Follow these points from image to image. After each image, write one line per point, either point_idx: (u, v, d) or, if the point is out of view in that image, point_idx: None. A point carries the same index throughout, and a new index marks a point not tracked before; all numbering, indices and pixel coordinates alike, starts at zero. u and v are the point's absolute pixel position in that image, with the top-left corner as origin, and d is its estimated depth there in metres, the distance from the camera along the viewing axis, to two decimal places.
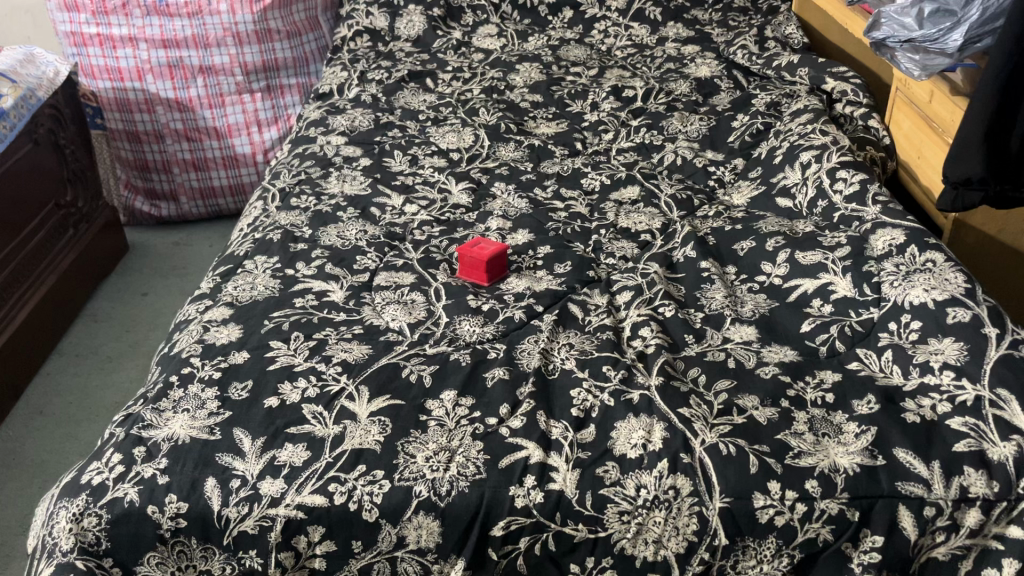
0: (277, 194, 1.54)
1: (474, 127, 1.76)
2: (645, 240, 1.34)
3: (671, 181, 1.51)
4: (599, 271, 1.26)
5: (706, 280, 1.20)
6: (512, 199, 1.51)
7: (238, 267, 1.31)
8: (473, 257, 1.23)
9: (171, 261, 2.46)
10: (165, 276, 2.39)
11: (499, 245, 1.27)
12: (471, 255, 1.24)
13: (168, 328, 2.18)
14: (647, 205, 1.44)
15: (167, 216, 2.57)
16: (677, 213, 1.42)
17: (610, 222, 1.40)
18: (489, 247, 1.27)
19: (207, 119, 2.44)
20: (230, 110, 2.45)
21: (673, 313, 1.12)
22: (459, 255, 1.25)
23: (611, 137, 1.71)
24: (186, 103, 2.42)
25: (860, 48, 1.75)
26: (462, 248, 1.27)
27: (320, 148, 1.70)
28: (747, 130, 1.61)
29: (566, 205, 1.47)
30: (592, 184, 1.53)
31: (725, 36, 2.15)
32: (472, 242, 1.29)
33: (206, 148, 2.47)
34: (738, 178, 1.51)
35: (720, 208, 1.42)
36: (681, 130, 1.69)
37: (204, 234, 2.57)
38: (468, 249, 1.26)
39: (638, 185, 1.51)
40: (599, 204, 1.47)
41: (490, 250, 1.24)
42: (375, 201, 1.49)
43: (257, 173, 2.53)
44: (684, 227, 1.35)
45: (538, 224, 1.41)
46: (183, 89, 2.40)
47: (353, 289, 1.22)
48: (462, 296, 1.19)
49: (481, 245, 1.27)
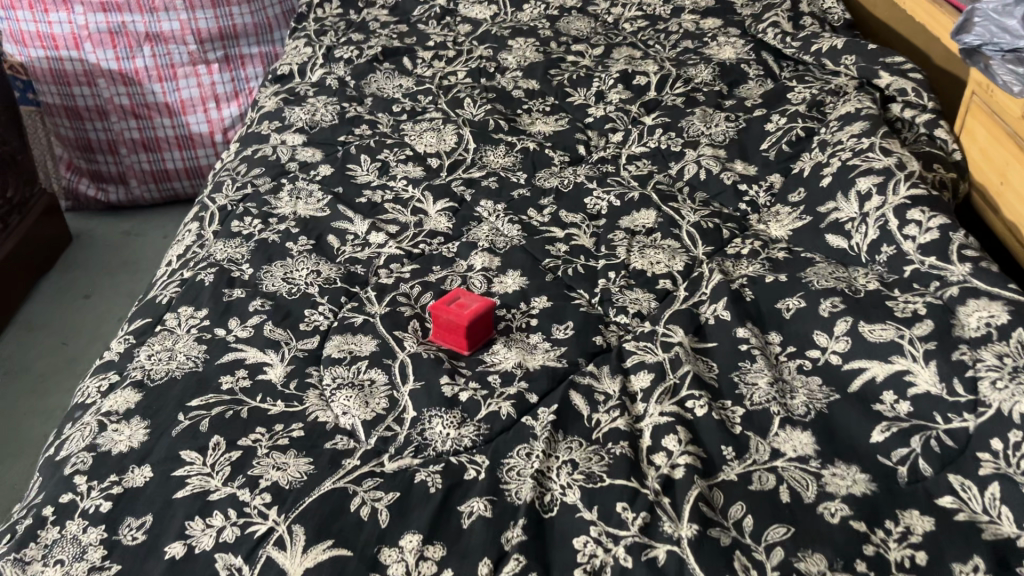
0: (216, 214, 1.27)
1: (458, 124, 1.48)
2: (664, 289, 1.08)
3: (694, 205, 1.25)
4: (608, 337, 1.00)
5: (744, 356, 0.95)
6: (502, 225, 1.24)
7: (158, 322, 1.05)
8: (452, 320, 0.98)
9: (119, 254, 2.17)
10: (111, 273, 2.11)
11: (486, 302, 1.02)
12: (451, 316, 0.98)
13: (111, 340, 1.91)
14: (666, 239, 1.18)
15: (114, 202, 2.28)
16: (702, 248, 1.16)
17: (620, 262, 1.14)
18: (473, 304, 1.01)
19: (158, 95, 2.16)
20: (183, 85, 2.17)
21: (706, 411, 0.87)
22: (433, 312, 1.00)
23: (620, 139, 1.44)
24: (132, 76, 2.12)
25: (924, 37, 1.48)
26: (439, 303, 1.01)
27: (273, 149, 1.42)
28: (785, 138, 1.34)
29: (567, 233, 1.21)
30: (598, 206, 1.26)
31: (751, 8, 1.85)
32: (451, 293, 1.04)
33: (157, 126, 2.19)
34: (775, 202, 1.24)
35: (756, 244, 1.15)
36: (705, 132, 1.42)
37: (158, 226, 2.28)
38: (447, 306, 1.00)
39: (654, 208, 1.24)
40: (606, 234, 1.20)
41: (476, 312, 0.98)
42: (334, 226, 1.22)
43: (216, 156, 2.26)
44: (714, 274, 1.09)
45: (533, 262, 1.15)
46: (127, 59, 2.10)
47: (299, 362, 0.97)
48: (435, 376, 0.93)
49: (462, 300, 1.02)
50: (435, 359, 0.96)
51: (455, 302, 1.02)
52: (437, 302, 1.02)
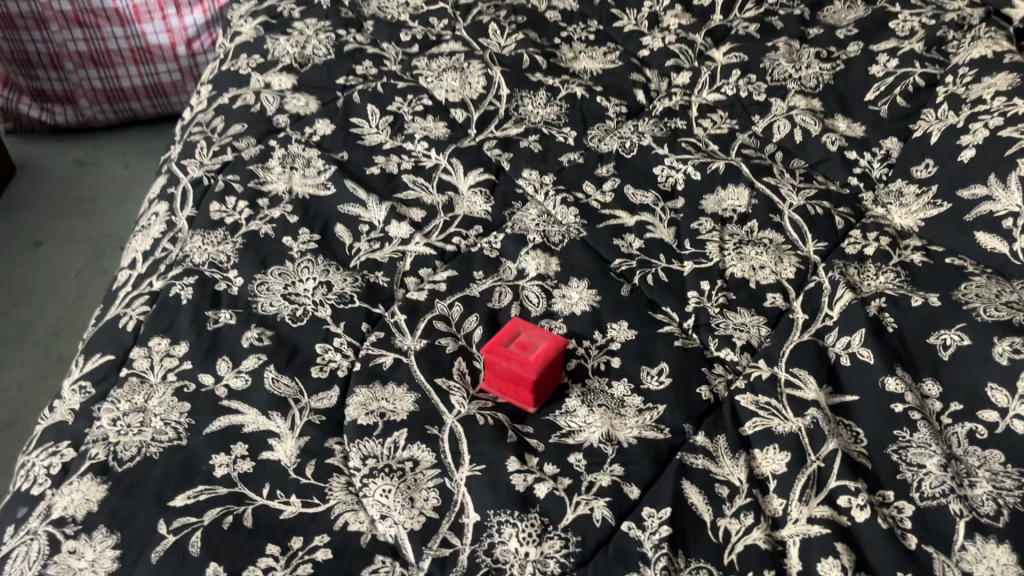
0: (189, 190, 1.00)
1: (485, 60, 1.19)
2: (775, 309, 0.85)
3: (794, 179, 1.00)
4: (715, 385, 0.77)
5: (901, 421, 0.73)
6: (554, 207, 0.99)
7: (122, 359, 0.81)
8: (515, 370, 0.74)
9: (72, 191, 1.88)
10: (65, 214, 1.82)
11: (556, 340, 0.78)
12: (513, 364, 0.74)
13: (71, 299, 1.65)
14: (765, 230, 0.94)
15: (61, 123, 1.96)
16: (813, 244, 0.92)
17: (713, 266, 0.90)
18: (539, 344, 0.77)
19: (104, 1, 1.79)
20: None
21: (869, 516, 0.66)
22: (487, 357, 0.76)
23: (686, 82, 1.16)
24: None
25: None
26: (494, 342, 0.77)
27: (255, 96, 1.13)
28: (898, 87, 1.08)
29: (637, 220, 0.96)
30: (672, 179, 1.01)
31: None
32: (508, 326, 0.80)
33: (107, 37, 1.84)
34: (895, 176, 0.99)
35: (882, 241, 0.91)
36: (792, 73, 1.14)
37: (117, 155, 1.97)
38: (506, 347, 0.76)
39: (745, 184, 0.99)
40: (688, 222, 0.95)
41: (546, 358, 0.74)
42: (342, 211, 0.96)
43: (179, 72, 1.94)
44: (838, 289, 0.85)
45: (600, 265, 0.90)
46: None
47: (315, 431, 0.73)
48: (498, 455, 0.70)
49: (525, 338, 0.78)
50: (495, 426, 0.73)
51: (514, 341, 0.78)
52: (491, 341, 0.78)
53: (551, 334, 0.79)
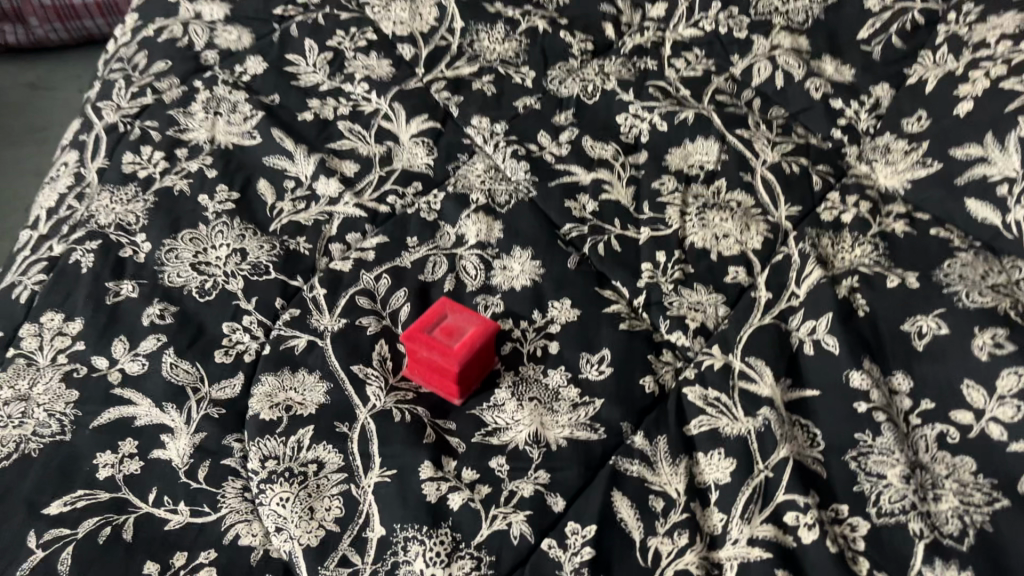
0: (101, 137, 0.90)
1: None
2: (736, 286, 0.76)
3: (770, 131, 0.90)
4: (661, 375, 0.70)
5: (864, 422, 0.65)
6: (503, 162, 0.89)
7: (10, 337, 0.73)
8: (437, 359, 0.66)
9: (22, 119, 1.77)
10: (13, 143, 1.72)
11: (487, 322, 0.70)
12: (435, 353, 0.66)
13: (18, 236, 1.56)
14: (734, 191, 0.84)
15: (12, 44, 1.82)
16: (786, 209, 0.83)
17: (672, 233, 0.81)
18: (468, 327, 0.69)
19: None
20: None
21: (817, 538, 0.59)
22: (407, 343, 0.68)
23: (661, 15, 1.05)
24: None
25: None
26: (416, 326, 0.69)
27: (182, 28, 1.02)
28: (895, 24, 0.96)
29: (593, 177, 0.87)
30: (636, 130, 0.91)
31: None
32: (435, 305, 0.71)
33: None
34: (883, 129, 0.89)
35: (862, 207, 0.82)
36: (778, 6, 1.02)
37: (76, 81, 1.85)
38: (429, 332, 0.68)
39: (715, 136, 0.89)
40: (650, 180, 0.86)
41: (471, 346, 0.66)
42: (266, 165, 0.87)
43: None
44: (808, 264, 0.76)
45: (547, 231, 0.82)
46: None
47: (212, 426, 0.66)
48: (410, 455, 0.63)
49: (452, 321, 0.70)
50: (412, 422, 0.66)
51: (440, 324, 0.69)
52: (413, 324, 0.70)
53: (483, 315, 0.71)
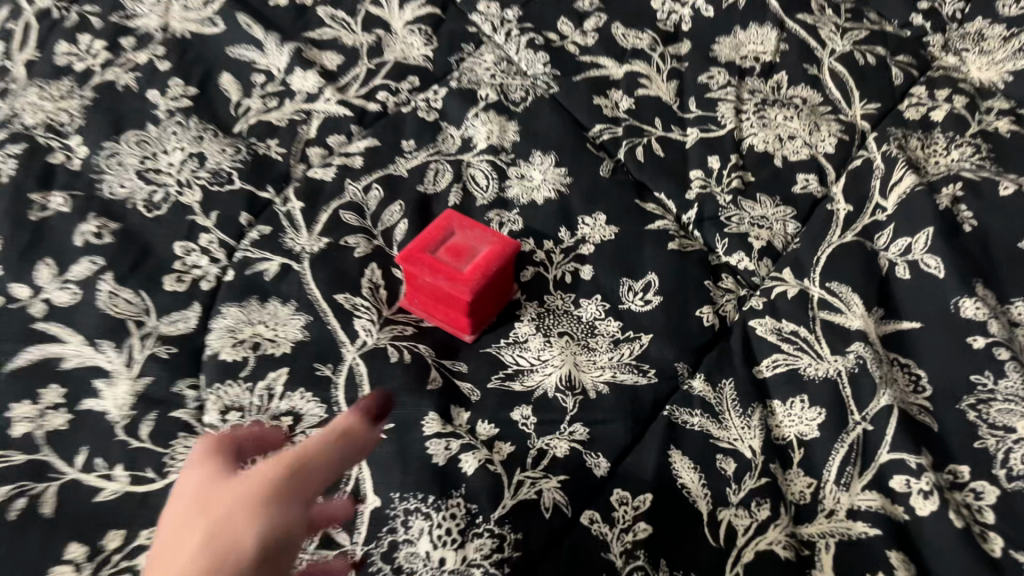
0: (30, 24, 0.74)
1: None
2: (807, 198, 0.62)
3: (838, 16, 0.75)
4: (721, 305, 0.56)
5: (983, 360, 0.52)
6: (516, 53, 0.74)
7: None
8: (443, 286, 0.52)
9: None
10: None
11: (506, 240, 0.55)
12: (439, 278, 0.52)
13: None
14: (797, 86, 0.70)
15: None
16: (862, 105, 0.68)
17: (725, 134, 0.66)
18: (481, 247, 0.55)
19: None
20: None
21: (937, 509, 0.45)
22: (404, 267, 0.53)
23: None
24: None
25: None
26: (415, 245, 0.54)
27: None
28: None
29: (626, 70, 0.72)
30: (675, 17, 0.76)
31: None
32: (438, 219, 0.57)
33: None
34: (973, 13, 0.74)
35: (956, 101, 0.67)
36: None
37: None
38: (431, 253, 0.54)
39: (772, 23, 0.74)
40: (695, 74, 0.71)
41: (486, 270, 0.52)
42: (231, 56, 0.72)
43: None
44: (896, 169, 0.62)
45: (573, 133, 0.67)
46: None
47: (159, 370, 0.52)
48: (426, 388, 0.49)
49: (460, 239, 0.55)
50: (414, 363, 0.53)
51: (446, 243, 0.55)
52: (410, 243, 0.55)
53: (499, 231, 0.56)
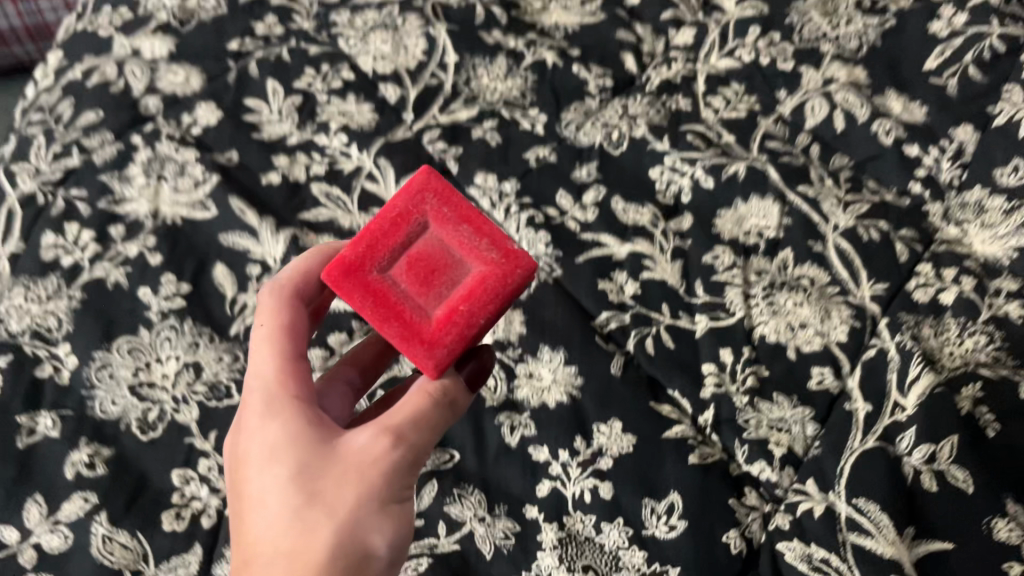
0: (16, 213, 0.73)
1: (426, 12, 0.90)
2: (824, 395, 0.61)
3: (838, 188, 0.75)
4: (747, 526, 0.56)
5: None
6: (517, 231, 0.74)
7: None
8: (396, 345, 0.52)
9: None
10: None
11: (509, 257, 0.54)
12: (396, 330, 0.52)
13: None
14: (804, 265, 0.69)
15: None
16: (871, 287, 0.68)
17: (735, 324, 0.65)
18: (471, 268, 0.54)
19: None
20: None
21: None
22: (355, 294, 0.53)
23: (689, 42, 0.89)
24: None
25: None
26: (369, 264, 0.53)
27: (117, 69, 0.85)
28: (970, 52, 0.82)
29: (631, 249, 0.71)
30: (675, 187, 0.76)
31: None
32: (409, 200, 0.55)
33: None
34: (971, 182, 0.74)
35: (964, 285, 0.67)
36: (827, 31, 0.88)
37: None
38: (393, 276, 0.54)
39: (773, 195, 0.74)
40: (700, 254, 0.70)
41: (463, 328, 0.52)
42: (224, 244, 0.70)
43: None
44: (912, 365, 0.61)
45: (579, 323, 0.66)
46: None
47: None
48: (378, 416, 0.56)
49: (444, 250, 0.54)
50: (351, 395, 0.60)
51: (408, 255, 0.54)
52: (362, 248, 0.53)
53: (504, 240, 0.54)
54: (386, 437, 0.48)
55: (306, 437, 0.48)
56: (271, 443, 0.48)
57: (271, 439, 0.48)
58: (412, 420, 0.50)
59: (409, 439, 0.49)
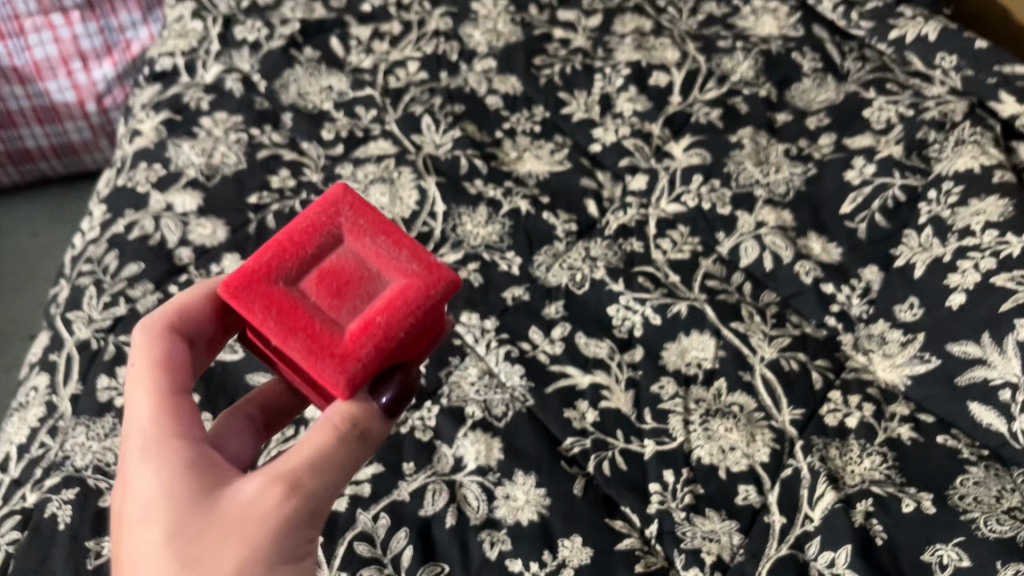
0: (74, 358, 0.86)
1: (418, 166, 1.05)
2: (748, 508, 0.75)
3: (765, 323, 0.89)
4: None
5: None
6: (497, 364, 0.86)
7: None
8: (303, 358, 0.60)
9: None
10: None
11: (430, 270, 0.66)
12: (304, 340, 0.61)
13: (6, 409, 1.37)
14: (735, 393, 0.83)
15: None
16: (791, 412, 0.81)
17: (677, 448, 0.79)
18: (389, 281, 0.65)
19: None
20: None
21: None
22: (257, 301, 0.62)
23: (642, 188, 1.04)
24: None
25: None
26: (275, 276, 0.63)
27: (154, 222, 0.98)
28: (876, 200, 0.97)
29: (591, 381, 0.84)
30: (629, 323, 0.89)
31: None
32: (325, 212, 0.67)
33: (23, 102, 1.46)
34: (876, 315, 0.89)
35: (866, 409, 0.81)
36: (760, 178, 1.03)
37: (56, 222, 1.61)
38: (304, 289, 0.64)
39: (710, 330, 0.88)
40: (649, 384, 0.84)
41: (380, 338, 0.62)
42: (251, 384, 0.84)
43: (73, 90, 1.47)
44: (819, 482, 0.75)
45: (548, 448, 0.79)
46: None
47: None
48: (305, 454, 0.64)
49: (359, 264, 0.66)
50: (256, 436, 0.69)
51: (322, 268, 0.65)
52: (269, 264, 0.63)
53: (423, 255, 0.67)
54: (270, 492, 0.55)
55: (185, 486, 0.54)
56: (150, 497, 0.54)
57: (153, 494, 0.54)
58: (296, 474, 0.56)
59: (301, 484, 0.56)
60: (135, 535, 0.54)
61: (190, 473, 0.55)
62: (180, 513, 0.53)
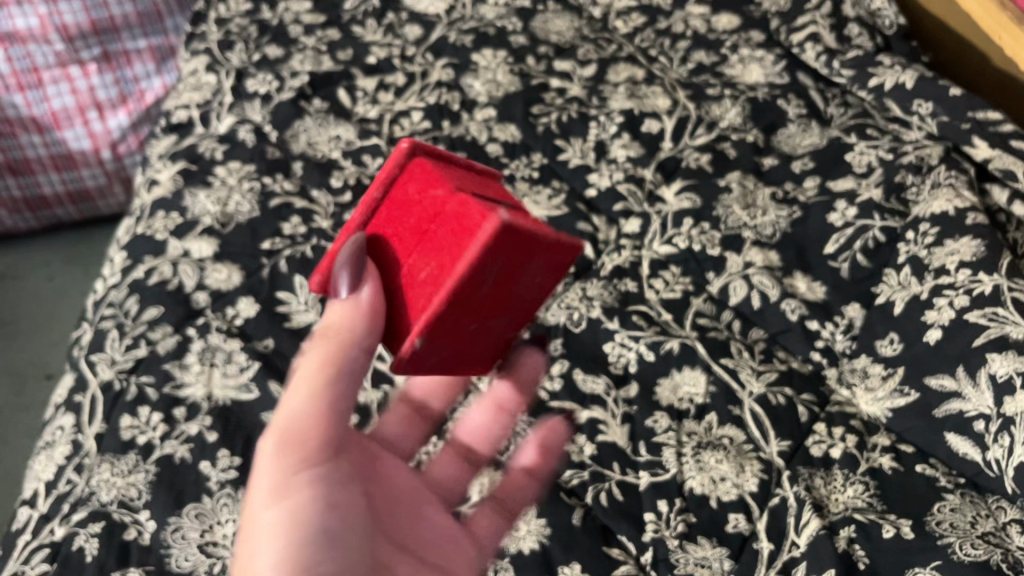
0: (98, 399, 0.91)
1: None
2: (738, 535, 0.79)
3: (753, 359, 0.94)
4: None
5: None
6: None
7: None
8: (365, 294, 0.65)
9: (18, 309, 1.59)
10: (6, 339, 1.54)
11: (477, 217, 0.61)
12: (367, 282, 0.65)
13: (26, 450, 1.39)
14: (725, 426, 0.87)
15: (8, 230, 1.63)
16: (778, 444, 0.86)
17: (670, 479, 0.83)
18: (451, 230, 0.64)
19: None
20: (68, 21, 1.40)
21: None
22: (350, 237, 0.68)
23: (635, 231, 1.09)
24: (8, 122, 1.45)
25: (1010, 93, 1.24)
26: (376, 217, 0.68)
27: (172, 268, 1.03)
28: (858, 241, 1.02)
29: (588, 416, 0.88)
30: (624, 360, 0.94)
31: None
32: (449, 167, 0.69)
33: (39, 154, 1.51)
34: (859, 350, 0.94)
35: (849, 439, 0.86)
36: (747, 221, 1.08)
37: (70, 264, 1.65)
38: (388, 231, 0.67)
39: (701, 366, 0.92)
40: (643, 418, 0.88)
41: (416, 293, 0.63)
42: (266, 422, 0.89)
43: (89, 138, 1.52)
44: (804, 510, 0.80)
45: (548, 481, 0.83)
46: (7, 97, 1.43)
47: None
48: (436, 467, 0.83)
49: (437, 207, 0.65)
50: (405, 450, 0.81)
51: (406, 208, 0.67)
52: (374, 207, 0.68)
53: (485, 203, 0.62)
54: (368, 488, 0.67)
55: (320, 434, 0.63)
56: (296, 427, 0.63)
57: (301, 543, 0.60)
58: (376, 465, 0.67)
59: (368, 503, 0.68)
60: (264, 469, 0.62)
61: (329, 510, 0.63)
62: (325, 551, 0.61)
